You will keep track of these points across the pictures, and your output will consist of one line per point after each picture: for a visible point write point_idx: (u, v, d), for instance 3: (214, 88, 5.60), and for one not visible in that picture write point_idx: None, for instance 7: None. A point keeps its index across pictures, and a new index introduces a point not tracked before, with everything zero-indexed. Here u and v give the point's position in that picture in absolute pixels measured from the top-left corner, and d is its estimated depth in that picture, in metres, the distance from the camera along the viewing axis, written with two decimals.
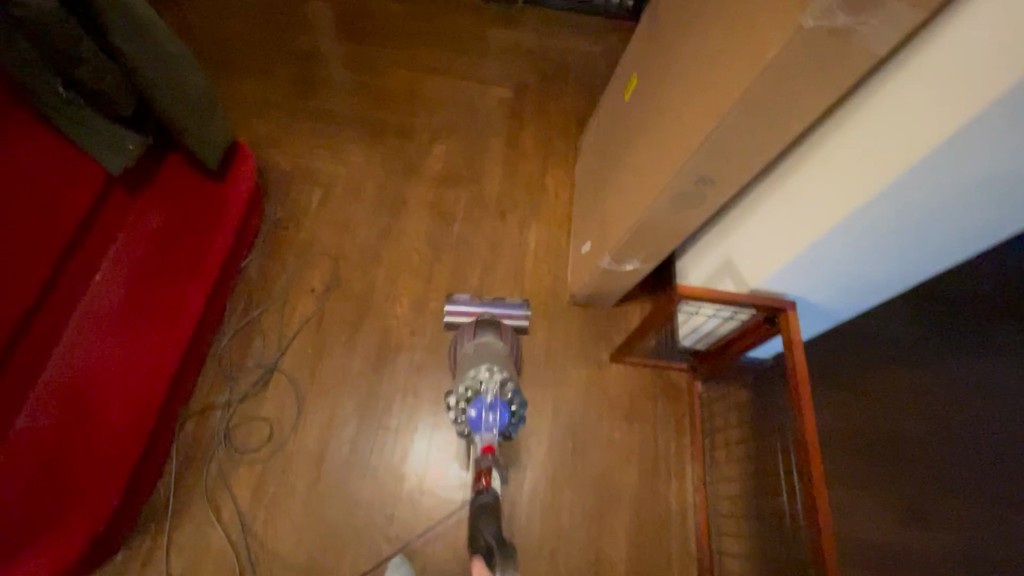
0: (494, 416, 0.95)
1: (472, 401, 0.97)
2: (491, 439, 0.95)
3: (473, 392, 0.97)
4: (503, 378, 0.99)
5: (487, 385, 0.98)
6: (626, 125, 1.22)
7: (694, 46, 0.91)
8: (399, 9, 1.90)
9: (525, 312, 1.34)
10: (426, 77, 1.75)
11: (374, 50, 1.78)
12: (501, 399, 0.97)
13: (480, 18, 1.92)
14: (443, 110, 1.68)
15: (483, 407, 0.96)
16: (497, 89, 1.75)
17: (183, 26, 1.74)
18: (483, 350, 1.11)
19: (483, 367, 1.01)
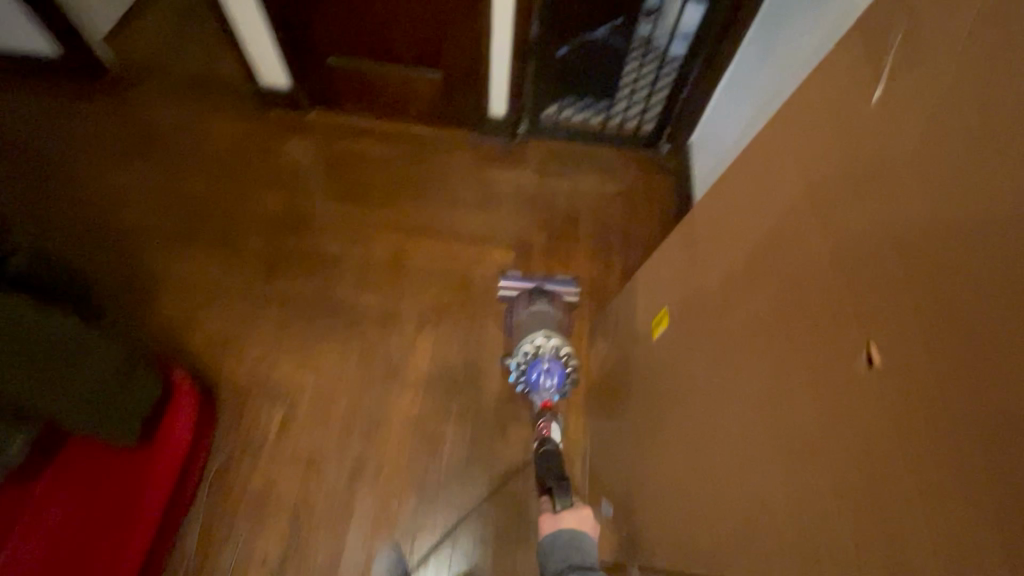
0: (551, 377, 1.19)
1: (532, 365, 1.20)
2: (550, 393, 1.19)
3: (532, 360, 1.20)
4: (556, 347, 1.22)
5: (544, 352, 1.21)
6: (649, 370, 0.96)
7: (756, 380, 0.61)
8: (387, 154, 1.68)
9: (574, 288, 1.45)
10: (415, 237, 1.51)
11: (357, 206, 1.57)
12: (559, 364, 1.20)
13: (479, 158, 1.69)
14: (434, 283, 1.44)
15: (542, 371, 1.19)
16: (498, 250, 1.51)
17: (141, 187, 1.54)
18: (535, 314, 1.33)
19: (537, 336, 1.23)
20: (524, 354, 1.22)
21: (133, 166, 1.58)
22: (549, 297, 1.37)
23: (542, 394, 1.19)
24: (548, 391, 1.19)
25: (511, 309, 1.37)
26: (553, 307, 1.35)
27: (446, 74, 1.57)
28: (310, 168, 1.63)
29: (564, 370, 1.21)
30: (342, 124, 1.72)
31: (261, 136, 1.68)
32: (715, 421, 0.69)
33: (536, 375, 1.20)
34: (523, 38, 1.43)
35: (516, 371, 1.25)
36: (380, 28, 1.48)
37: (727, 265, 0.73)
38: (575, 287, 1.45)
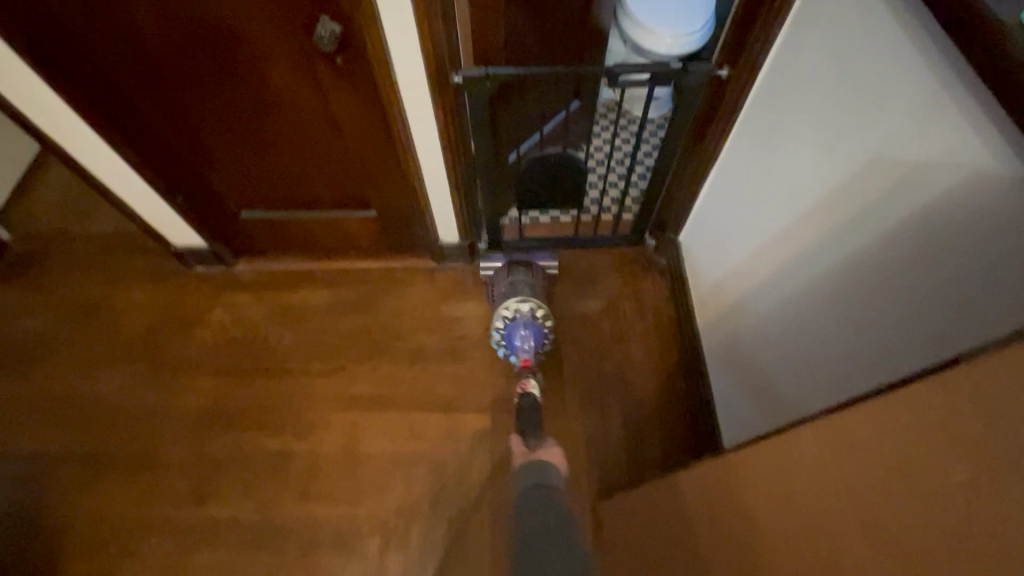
0: (527, 337, 1.23)
1: (510, 328, 1.24)
2: (527, 354, 1.23)
3: (510, 325, 1.24)
4: (534, 311, 1.26)
5: (520, 316, 1.24)
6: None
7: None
8: (332, 303, 1.45)
9: (554, 258, 1.38)
10: (373, 413, 1.30)
11: (297, 382, 1.34)
12: (535, 325, 1.24)
13: (437, 293, 1.44)
14: (401, 473, 1.24)
15: (518, 331, 1.24)
16: (473, 410, 1.29)
17: (53, 405, 1.33)
18: (516, 280, 1.30)
19: (515, 301, 1.25)
20: (502, 319, 1.26)
21: (46, 365, 1.38)
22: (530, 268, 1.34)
23: (521, 355, 1.23)
24: (526, 351, 1.22)
25: (490, 279, 1.38)
26: (532, 276, 1.34)
27: (383, 213, 1.33)
28: (243, 339, 1.40)
29: (541, 331, 1.25)
30: (276, 273, 1.48)
31: (182, 304, 1.45)
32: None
33: (514, 335, 1.24)
34: (457, 171, 1.19)
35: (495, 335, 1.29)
36: (297, 181, 1.24)
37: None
38: (554, 258, 1.38)
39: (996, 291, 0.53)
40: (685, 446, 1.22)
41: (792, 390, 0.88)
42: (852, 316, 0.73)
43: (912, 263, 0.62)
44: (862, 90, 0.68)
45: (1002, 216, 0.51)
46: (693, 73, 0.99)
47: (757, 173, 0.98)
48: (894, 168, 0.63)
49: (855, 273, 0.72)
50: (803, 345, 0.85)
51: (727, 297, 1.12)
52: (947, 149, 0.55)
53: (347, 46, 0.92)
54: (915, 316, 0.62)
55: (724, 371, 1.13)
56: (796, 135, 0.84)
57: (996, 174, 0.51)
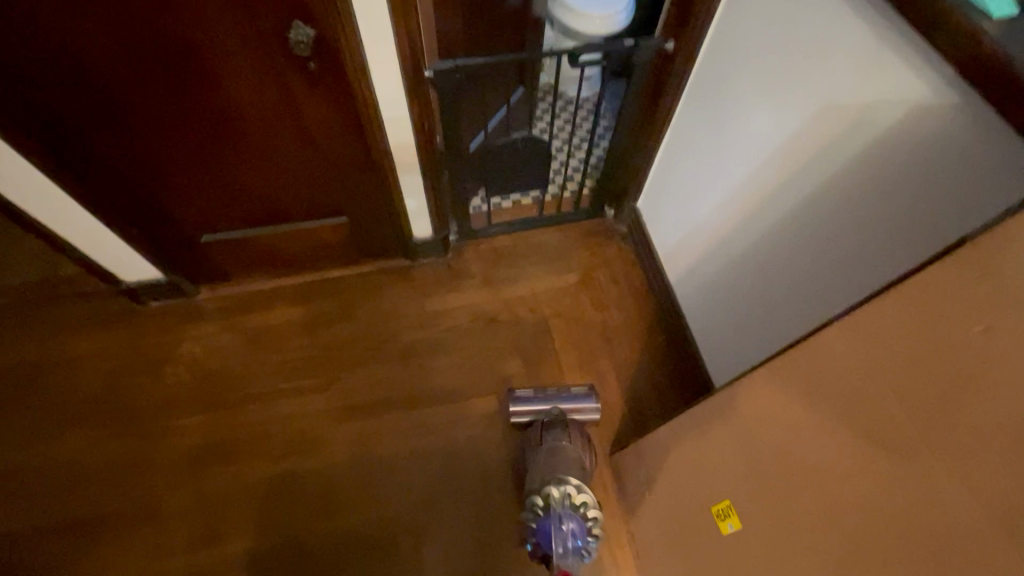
0: (571, 541, 0.96)
1: (545, 522, 0.98)
2: (566, 564, 0.95)
3: (544, 520, 0.98)
4: (578, 500, 1.02)
5: (559, 507, 0.99)
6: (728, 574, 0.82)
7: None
8: (310, 316, 1.42)
9: (592, 402, 1.25)
10: (376, 417, 1.32)
11: (291, 401, 1.33)
12: (577, 519, 0.98)
13: (418, 292, 1.46)
14: (416, 467, 1.27)
15: (556, 528, 0.97)
16: (476, 396, 1.34)
17: (34, 474, 1.25)
18: (552, 443, 1.16)
19: (553, 484, 1.02)
20: (535, 506, 1.01)
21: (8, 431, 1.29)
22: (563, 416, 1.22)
23: (560, 559, 0.95)
24: (568, 557, 0.95)
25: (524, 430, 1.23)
26: (568, 441, 1.15)
27: (354, 218, 1.31)
28: (224, 369, 1.35)
29: (585, 535, 0.98)
30: (246, 294, 1.44)
31: (147, 345, 1.38)
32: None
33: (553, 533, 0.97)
34: (428, 164, 1.20)
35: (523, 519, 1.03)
36: (262, 196, 1.20)
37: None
38: (593, 401, 1.24)
39: (947, 204, 0.64)
40: (679, 395, 1.31)
41: (777, 321, 0.99)
42: (823, 247, 0.84)
43: (865, 189, 0.74)
44: (806, 48, 0.78)
45: (931, 137, 0.64)
46: (642, 50, 1.08)
47: (710, 133, 1.09)
48: (845, 112, 0.74)
49: (819, 209, 0.83)
50: (780, 280, 0.96)
51: (695, 251, 1.23)
52: (892, 90, 0.66)
53: (318, 50, 0.90)
54: (881, 237, 0.74)
55: (702, 320, 1.24)
56: (747, 95, 0.95)
57: (935, 105, 0.62)
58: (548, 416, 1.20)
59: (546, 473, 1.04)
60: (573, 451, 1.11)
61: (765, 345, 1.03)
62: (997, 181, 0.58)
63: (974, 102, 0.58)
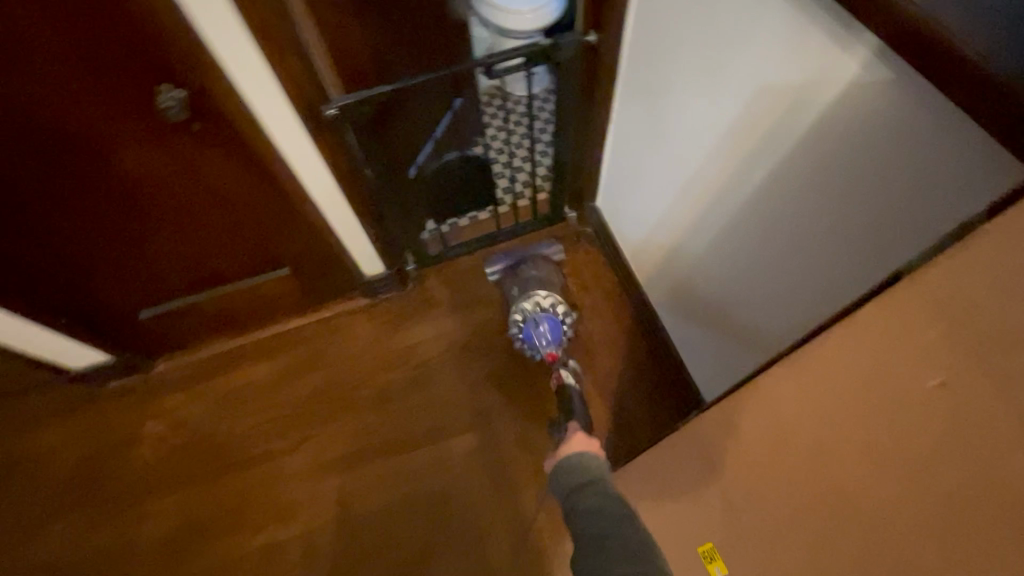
0: (547, 331, 1.16)
1: (527, 326, 1.18)
2: (551, 346, 1.16)
3: (525, 324, 1.18)
4: (548, 300, 1.21)
5: (534, 312, 1.19)
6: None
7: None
8: (273, 375, 1.35)
9: (556, 247, 1.35)
10: (354, 470, 1.25)
11: (265, 466, 1.26)
12: (552, 317, 1.18)
13: (381, 330, 1.38)
14: (403, 517, 1.21)
15: (535, 327, 1.17)
16: (455, 430, 1.27)
17: None
18: (528, 274, 1.28)
19: (526, 300, 1.22)
20: (515, 320, 1.20)
21: None
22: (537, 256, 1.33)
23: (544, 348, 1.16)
24: (551, 344, 1.15)
25: (500, 282, 1.32)
26: (542, 276, 1.28)
27: (297, 268, 1.23)
28: (192, 444, 1.29)
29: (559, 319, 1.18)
30: (204, 361, 1.36)
31: (109, 428, 1.31)
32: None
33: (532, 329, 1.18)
34: (361, 201, 1.12)
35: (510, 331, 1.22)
36: (192, 261, 1.13)
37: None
38: (557, 246, 1.34)
39: (908, 195, 0.55)
40: (666, 404, 1.23)
41: (756, 323, 0.90)
42: (789, 243, 0.75)
43: (820, 179, 0.65)
44: (732, 26, 0.69)
45: (878, 117, 0.54)
46: (565, 46, 0.98)
47: (654, 124, 0.99)
48: (783, 94, 0.64)
49: (776, 203, 0.74)
50: (751, 279, 0.87)
51: (660, 248, 1.14)
52: (828, 66, 0.57)
53: (199, 110, 0.82)
54: (846, 231, 0.64)
55: (682, 322, 1.15)
56: (683, 82, 0.85)
57: (876, 82, 0.52)
58: (522, 259, 1.31)
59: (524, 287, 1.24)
60: (544, 274, 1.27)
61: (746, 347, 0.94)
62: (959, 167, 0.49)
63: (915, 77, 0.49)
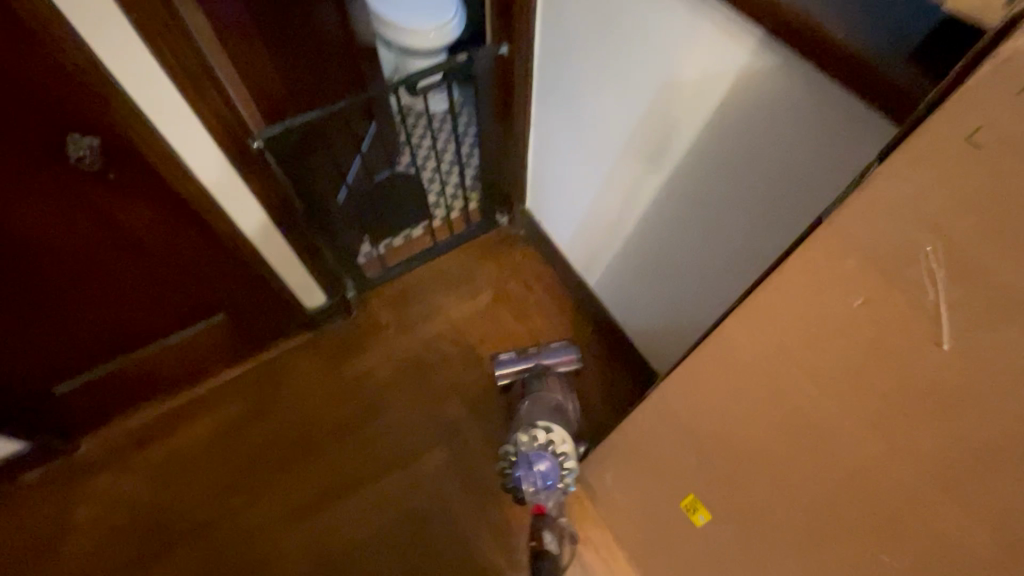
0: (542, 481, 0.95)
1: (518, 464, 0.96)
2: (540, 497, 0.97)
3: (514, 467, 0.96)
4: (549, 439, 0.97)
5: (529, 452, 0.95)
6: (711, 565, 0.80)
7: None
8: (222, 428, 1.27)
9: (574, 357, 1.23)
10: (326, 509, 1.21)
11: (228, 524, 1.19)
12: (551, 459, 0.96)
13: (332, 363, 1.35)
14: (385, 545, 1.18)
15: (528, 470, 0.95)
16: (424, 447, 1.27)
17: None
18: (535, 403, 1.11)
19: (524, 432, 0.98)
20: (505, 453, 0.98)
21: None
22: (551, 377, 1.19)
23: (534, 497, 0.97)
24: (541, 496, 0.96)
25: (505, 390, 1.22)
26: (549, 393, 1.15)
27: (232, 312, 1.17)
28: (139, 519, 1.18)
29: (558, 468, 0.96)
30: (138, 429, 1.26)
31: (35, 524, 1.17)
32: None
33: (523, 468, 0.96)
34: (294, 232, 1.09)
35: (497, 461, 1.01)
36: (114, 321, 1.04)
37: (784, 479, 0.59)
38: (575, 357, 1.22)
39: (801, 157, 0.64)
40: (621, 385, 1.30)
41: (690, 295, 0.98)
42: (706, 218, 0.83)
43: (725, 158, 0.73)
44: (634, 29, 0.77)
45: (763, 97, 0.63)
46: (478, 58, 1.04)
47: (571, 126, 1.07)
48: (684, 86, 0.73)
49: (690, 183, 0.82)
50: (677, 255, 0.95)
51: (592, 241, 1.21)
52: (719, 57, 0.66)
53: (112, 156, 0.78)
54: (755, 198, 0.73)
55: (622, 305, 1.22)
56: (594, 84, 0.93)
57: (760, 64, 0.61)
58: (536, 379, 1.17)
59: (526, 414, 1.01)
60: (554, 399, 1.11)
61: (684, 319, 1.03)
62: (832, 127, 0.58)
63: (790, 58, 0.58)
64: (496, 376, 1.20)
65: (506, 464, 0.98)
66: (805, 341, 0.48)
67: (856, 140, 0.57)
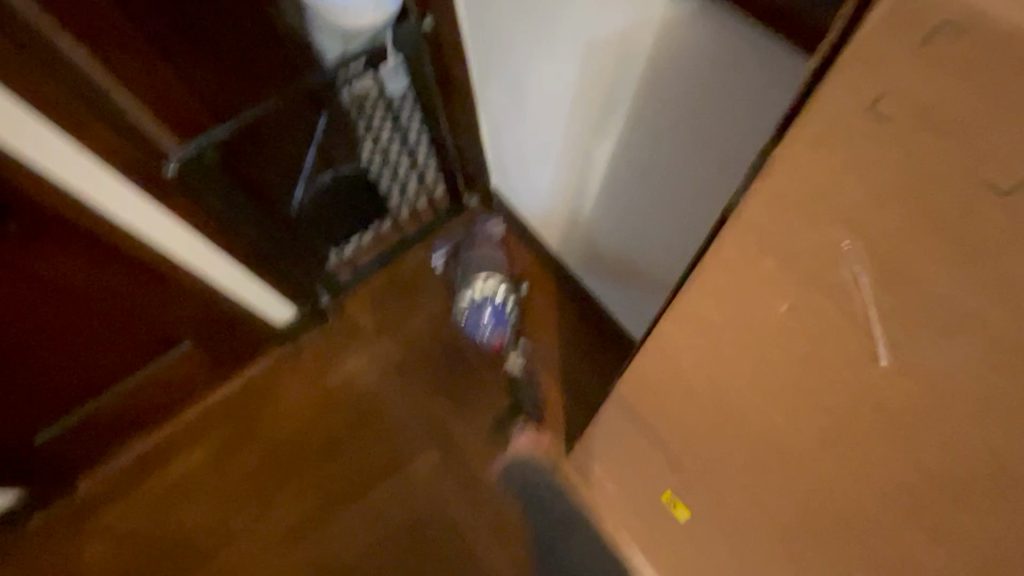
0: (490, 322, 1.26)
1: (471, 316, 1.27)
2: (494, 337, 1.27)
3: (468, 317, 1.27)
4: (492, 288, 1.27)
5: (479, 300, 1.27)
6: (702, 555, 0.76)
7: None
8: (211, 452, 1.27)
9: (497, 220, 1.38)
10: (327, 516, 1.21)
11: (236, 541, 1.20)
12: (492, 307, 1.26)
13: (313, 372, 1.32)
14: (388, 546, 1.18)
15: (479, 318, 1.27)
16: (416, 446, 1.25)
17: None
18: (474, 264, 1.34)
19: (478, 283, 1.28)
20: (462, 304, 1.29)
21: None
22: (482, 243, 1.36)
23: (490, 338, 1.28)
24: (495, 335, 1.27)
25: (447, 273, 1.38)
26: (489, 254, 1.35)
27: (199, 338, 1.14)
28: (148, 547, 1.20)
29: (501, 308, 1.26)
30: (132, 462, 1.26)
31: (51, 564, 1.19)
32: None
33: (477, 317, 1.28)
34: (244, 249, 1.05)
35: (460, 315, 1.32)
36: (76, 364, 1.02)
37: (751, 484, 0.53)
38: (499, 220, 1.37)
39: (744, 111, 0.54)
40: (609, 362, 1.24)
41: (658, 265, 0.90)
42: (661, 187, 0.75)
43: (669, 121, 0.64)
44: None
45: (695, 47, 0.53)
46: (403, 38, 0.93)
47: (513, 97, 0.97)
48: (611, 43, 0.64)
49: (638, 150, 0.74)
50: (642, 228, 0.87)
51: (557, 215, 1.13)
52: (641, 6, 0.56)
53: None
54: (705, 159, 0.64)
55: (598, 279, 1.15)
56: (524, 51, 0.83)
57: (679, 5, 0.52)
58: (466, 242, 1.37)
59: (471, 276, 1.29)
60: (494, 252, 1.33)
61: (658, 291, 0.96)
62: (774, 77, 0.49)
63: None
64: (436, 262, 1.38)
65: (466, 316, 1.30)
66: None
67: (793, 80, 0.48)
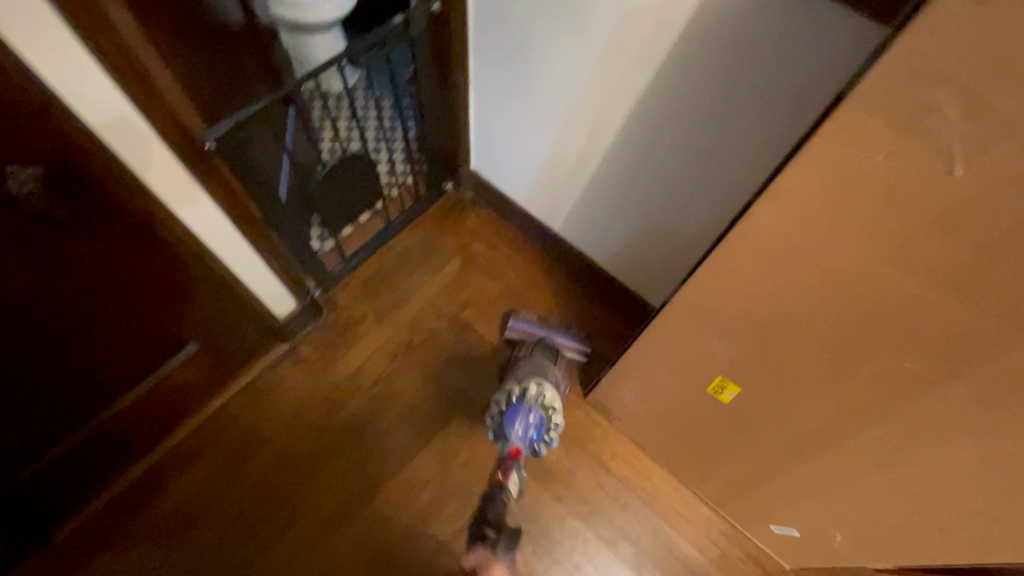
0: (528, 426, 1.09)
1: (516, 406, 1.09)
2: (519, 442, 1.08)
3: (511, 407, 1.09)
4: (544, 398, 1.11)
5: (529, 399, 1.10)
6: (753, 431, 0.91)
7: (973, 415, 0.63)
8: (220, 462, 1.20)
9: (584, 349, 1.29)
10: (360, 502, 1.20)
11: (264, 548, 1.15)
12: (540, 413, 1.10)
13: (317, 366, 1.30)
14: (429, 518, 1.19)
15: (522, 415, 1.09)
16: (438, 419, 1.28)
17: None
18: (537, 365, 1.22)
19: (536, 383, 1.13)
20: (507, 391, 1.13)
21: None
22: (551, 352, 1.26)
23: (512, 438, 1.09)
24: (520, 441, 1.08)
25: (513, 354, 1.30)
26: (554, 363, 1.25)
27: (205, 339, 1.08)
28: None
29: (541, 422, 1.10)
30: (128, 491, 1.16)
31: None
32: (930, 450, 0.71)
33: (516, 413, 1.09)
34: (258, 234, 1.02)
35: (499, 398, 1.13)
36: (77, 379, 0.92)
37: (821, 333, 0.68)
38: (586, 350, 1.28)
39: (775, 53, 0.71)
40: (604, 313, 1.37)
41: (669, 213, 1.06)
42: (673, 133, 0.91)
43: (692, 72, 0.81)
44: None
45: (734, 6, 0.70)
46: (415, 19, 1.01)
47: (515, 73, 1.09)
48: (642, 13, 0.79)
49: (655, 103, 0.90)
50: (648, 175, 1.03)
51: (550, 183, 1.25)
52: None
53: (60, 188, 0.69)
54: (724, 101, 0.81)
55: (591, 237, 1.29)
56: (539, 29, 0.96)
57: None
58: (544, 349, 1.25)
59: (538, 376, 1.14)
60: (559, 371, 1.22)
61: (659, 233, 1.12)
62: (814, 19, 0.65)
63: None
64: (513, 329, 1.30)
65: (505, 404, 1.12)
66: (834, 206, 0.55)
67: (826, 20, 0.65)
